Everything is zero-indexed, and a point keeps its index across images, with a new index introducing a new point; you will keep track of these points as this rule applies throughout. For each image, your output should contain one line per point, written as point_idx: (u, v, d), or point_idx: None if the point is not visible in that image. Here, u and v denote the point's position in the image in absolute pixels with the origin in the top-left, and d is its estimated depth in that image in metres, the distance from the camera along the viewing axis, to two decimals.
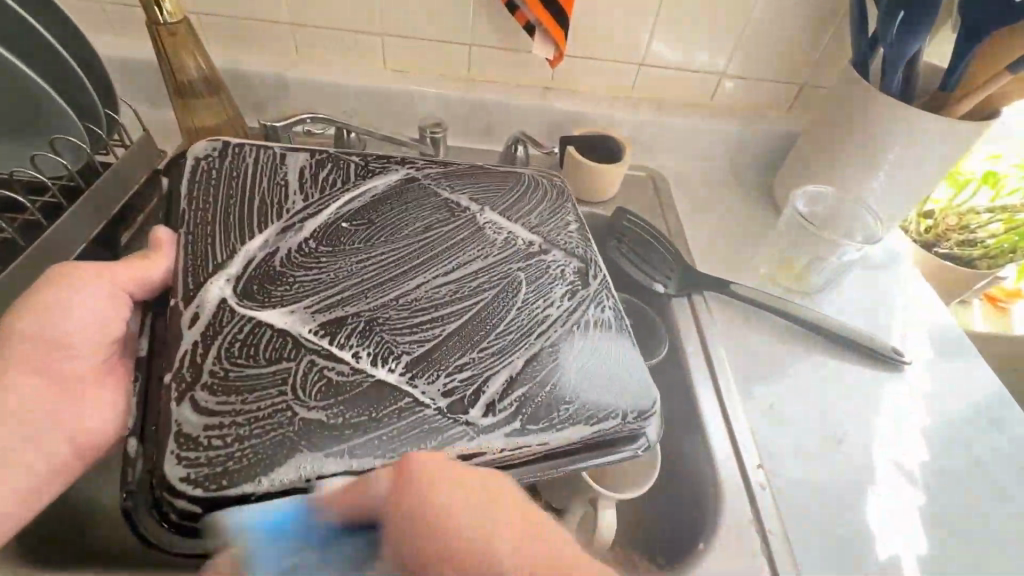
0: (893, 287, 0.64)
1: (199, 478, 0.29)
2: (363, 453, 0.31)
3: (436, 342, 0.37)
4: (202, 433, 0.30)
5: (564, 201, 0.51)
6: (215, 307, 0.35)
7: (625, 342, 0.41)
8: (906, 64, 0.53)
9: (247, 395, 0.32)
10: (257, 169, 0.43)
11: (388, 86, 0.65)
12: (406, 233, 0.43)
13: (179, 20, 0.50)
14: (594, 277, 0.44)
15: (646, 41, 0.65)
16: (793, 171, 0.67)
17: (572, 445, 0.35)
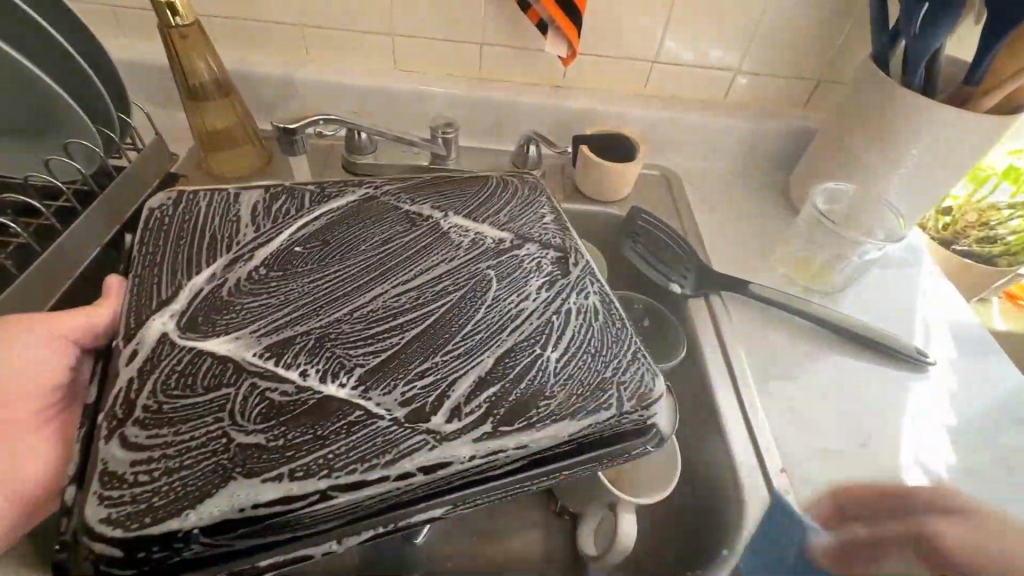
0: (915, 284, 0.62)
1: (121, 517, 0.27)
2: (305, 475, 0.29)
3: (394, 351, 0.34)
4: (128, 469, 0.28)
5: (536, 195, 0.48)
6: (155, 342, 0.33)
7: (614, 326, 0.38)
8: (930, 58, 0.52)
9: (178, 427, 0.30)
10: (211, 209, 0.41)
11: (398, 86, 0.65)
12: (364, 248, 0.41)
13: (190, 23, 0.50)
14: (575, 265, 0.42)
15: (659, 37, 0.64)
16: (809, 169, 0.66)
17: (557, 441, 0.32)
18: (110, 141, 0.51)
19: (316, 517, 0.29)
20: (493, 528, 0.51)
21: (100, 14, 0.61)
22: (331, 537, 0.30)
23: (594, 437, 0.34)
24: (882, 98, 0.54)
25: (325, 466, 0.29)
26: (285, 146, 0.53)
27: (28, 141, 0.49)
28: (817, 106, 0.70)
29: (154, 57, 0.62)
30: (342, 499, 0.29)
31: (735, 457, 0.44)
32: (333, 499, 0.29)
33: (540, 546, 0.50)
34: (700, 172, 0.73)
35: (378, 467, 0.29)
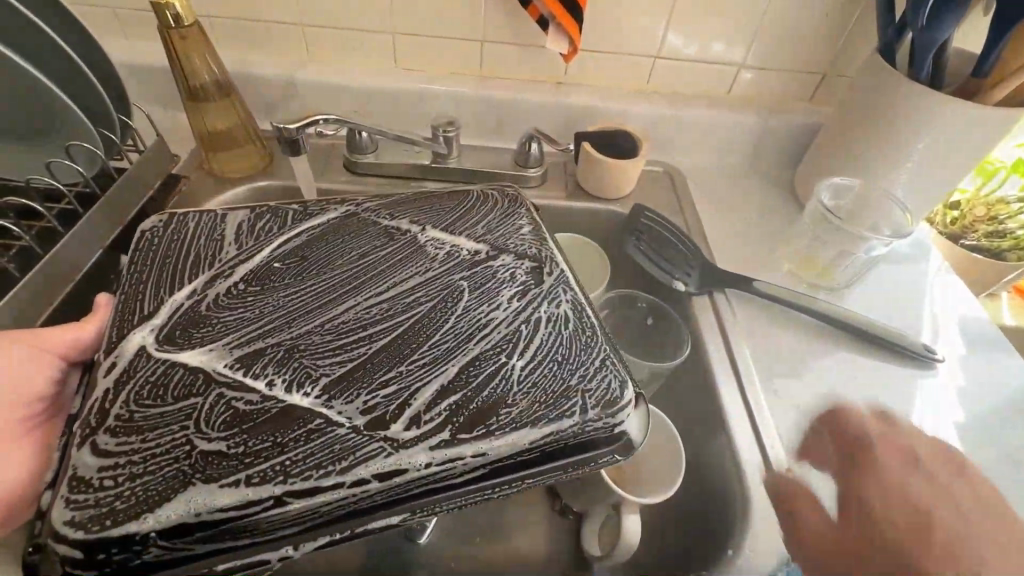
0: (923, 280, 0.62)
1: (84, 520, 0.27)
2: (261, 480, 0.29)
3: (360, 361, 0.34)
4: (95, 474, 0.28)
5: (518, 206, 0.47)
6: (133, 355, 0.33)
7: (585, 333, 0.37)
8: (937, 50, 0.51)
9: (144, 435, 0.30)
10: (199, 229, 0.41)
11: (400, 85, 0.65)
12: (340, 263, 0.40)
13: (190, 24, 0.50)
14: (550, 274, 0.41)
15: (661, 33, 0.63)
16: (814, 163, 0.65)
17: (517, 449, 0.32)
18: (111, 144, 0.51)
19: (271, 523, 0.29)
20: (494, 527, 0.51)
21: (99, 16, 0.61)
22: (288, 543, 0.30)
23: (557, 445, 0.33)
24: (889, 90, 0.53)
25: (281, 473, 0.29)
26: (286, 147, 0.52)
27: (30, 144, 0.49)
28: (823, 100, 0.69)
29: (154, 58, 0.62)
30: (296, 506, 0.29)
31: (740, 455, 0.44)
32: (288, 505, 0.29)
33: (542, 546, 0.50)
34: (704, 168, 0.72)
35: (333, 473, 0.29)
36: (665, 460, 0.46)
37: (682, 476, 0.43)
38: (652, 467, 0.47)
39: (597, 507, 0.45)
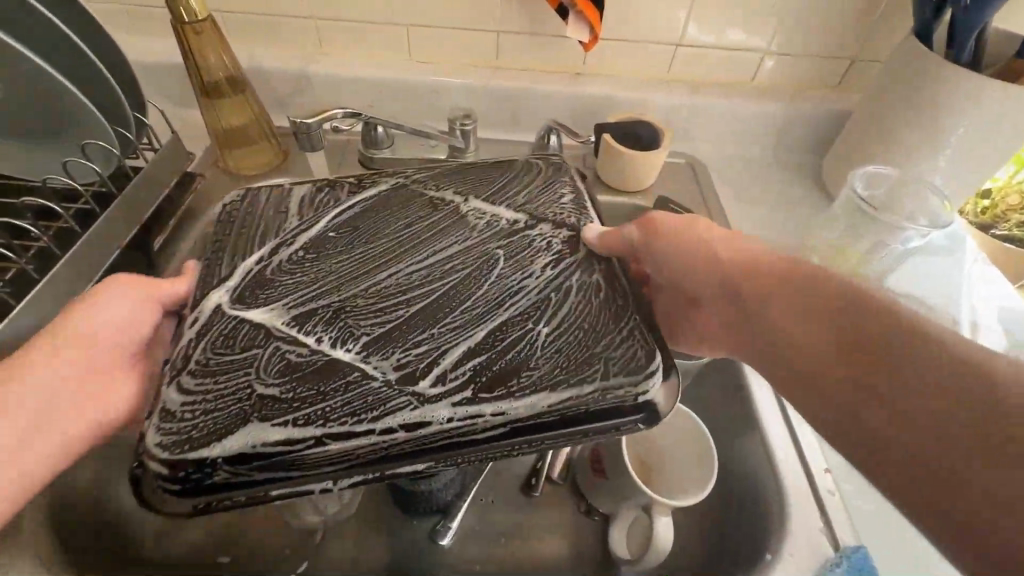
0: (959, 272, 0.59)
1: (169, 444, 0.29)
2: (306, 422, 0.30)
3: (397, 323, 0.35)
4: (179, 408, 0.31)
5: (560, 175, 0.47)
6: (211, 311, 0.36)
7: (616, 299, 0.36)
8: (979, 31, 0.49)
9: (216, 378, 0.32)
10: (267, 206, 0.44)
11: (415, 79, 0.64)
12: (386, 236, 0.42)
13: (204, 18, 0.49)
14: (586, 241, 0.40)
15: (683, 21, 0.61)
16: (843, 151, 0.63)
17: (536, 412, 0.31)
18: (127, 142, 0.50)
19: (317, 459, 0.30)
20: (517, 527, 0.50)
21: (110, 12, 0.60)
22: (329, 478, 0.30)
23: (580, 410, 0.31)
24: (926, 72, 0.51)
25: (321, 418, 0.30)
26: (303, 143, 0.51)
27: (46, 144, 0.49)
28: (852, 86, 0.67)
29: (168, 55, 0.62)
30: (335, 446, 0.30)
31: (775, 453, 0.42)
32: (327, 445, 0.30)
33: (566, 547, 0.48)
34: (727, 159, 0.71)
35: (366, 421, 0.30)
36: (695, 453, 0.45)
37: (716, 476, 0.42)
38: (679, 462, 0.46)
39: (625, 508, 0.44)
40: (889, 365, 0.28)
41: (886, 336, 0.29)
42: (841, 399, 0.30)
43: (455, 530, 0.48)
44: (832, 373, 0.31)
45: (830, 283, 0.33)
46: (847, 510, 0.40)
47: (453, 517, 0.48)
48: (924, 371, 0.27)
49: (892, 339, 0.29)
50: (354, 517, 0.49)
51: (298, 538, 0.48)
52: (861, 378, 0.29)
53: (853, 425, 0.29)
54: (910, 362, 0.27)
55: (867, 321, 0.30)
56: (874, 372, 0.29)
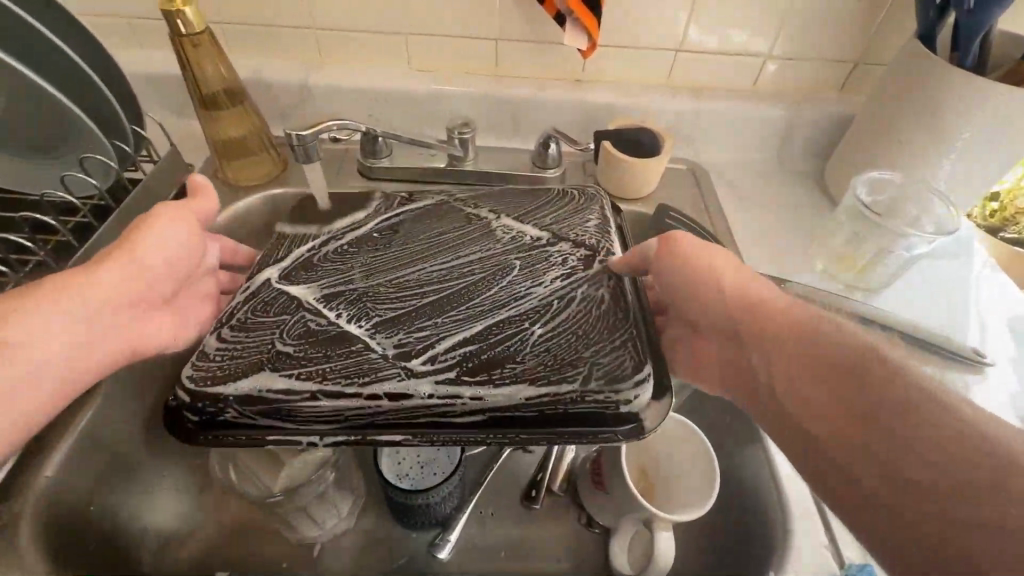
0: (966, 279, 0.58)
1: (197, 376, 0.33)
2: (307, 378, 0.33)
3: (410, 309, 0.38)
4: (214, 350, 0.35)
5: (591, 205, 0.47)
6: (261, 282, 0.40)
7: (612, 309, 0.37)
8: (983, 34, 0.48)
9: (248, 332, 0.36)
10: (328, 211, 0.47)
11: (415, 87, 0.64)
12: (420, 239, 0.44)
13: (201, 31, 0.49)
14: (602, 261, 0.41)
15: (682, 26, 0.60)
16: (847, 155, 0.62)
17: (514, 402, 0.32)
18: (125, 156, 0.51)
19: (309, 414, 0.32)
20: (517, 539, 0.49)
21: (108, 26, 0.60)
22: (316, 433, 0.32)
23: (554, 409, 0.33)
24: (929, 77, 0.50)
25: (319, 377, 0.33)
26: (298, 156, 0.46)
27: (44, 160, 0.49)
28: (855, 90, 0.66)
29: (168, 67, 0.62)
30: (328, 403, 0.32)
31: (777, 466, 0.42)
32: (319, 402, 0.32)
33: (568, 561, 0.48)
34: (730, 164, 0.70)
35: (357, 385, 0.33)
36: (694, 463, 0.44)
37: (718, 489, 0.41)
38: (677, 473, 0.46)
39: (625, 522, 0.43)
40: (890, 423, 0.27)
41: (887, 390, 0.28)
42: (840, 455, 0.29)
43: (453, 544, 0.48)
44: (833, 429, 0.30)
45: (829, 336, 0.32)
46: None
47: (452, 529, 0.47)
48: (921, 432, 0.26)
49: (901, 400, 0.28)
50: (352, 529, 0.49)
51: (297, 551, 0.48)
52: (858, 434, 0.29)
53: (848, 483, 0.29)
54: (909, 424, 0.27)
55: (871, 375, 0.29)
56: (874, 430, 0.28)
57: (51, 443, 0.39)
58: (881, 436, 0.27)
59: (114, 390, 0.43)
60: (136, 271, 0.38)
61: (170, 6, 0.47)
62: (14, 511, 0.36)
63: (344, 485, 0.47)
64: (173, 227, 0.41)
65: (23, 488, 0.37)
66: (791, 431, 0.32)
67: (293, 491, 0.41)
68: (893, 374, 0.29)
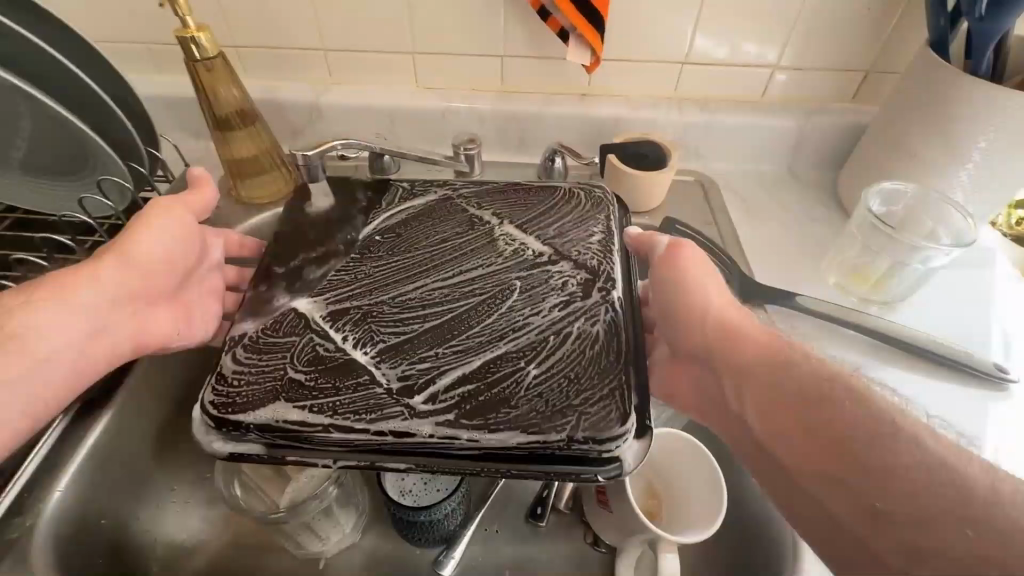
0: (986, 292, 0.56)
1: (219, 401, 0.34)
2: (319, 411, 0.33)
3: (411, 337, 0.38)
4: (232, 374, 0.35)
5: (598, 212, 0.47)
6: (269, 297, 0.40)
7: (608, 355, 0.36)
8: (997, 41, 0.47)
9: (264, 356, 0.36)
10: (333, 209, 0.48)
11: (422, 105, 0.65)
12: (423, 244, 0.45)
13: (215, 56, 0.51)
14: (600, 290, 0.40)
15: (689, 36, 0.60)
16: (860, 167, 0.61)
17: (508, 446, 0.32)
18: (141, 177, 0.53)
19: (325, 442, 0.32)
20: (523, 558, 0.49)
21: (126, 52, 0.63)
22: (328, 456, 0.32)
23: (544, 455, 0.32)
24: (945, 83, 0.49)
25: (331, 411, 0.33)
26: (303, 175, 0.47)
27: (64, 183, 0.51)
28: (868, 99, 0.65)
29: (184, 90, 0.64)
30: (338, 437, 0.32)
31: None
32: (331, 435, 0.32)
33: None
34: (739, 175, 0.69)
35: (363, 421, 0.33)
36: (702, 484, 0.43)
37: (727, 506, 0.40)
38: (686, 491, 0.45)
39: (630, 543, 0.43)
40: (864, 453, 0.28)
41: (857, 421, 0.29)
42: (818, 488, 0.30)
43: (457, 562, 0.47)
44: (810, 455, 0.30)
45: (801, 359, 0.33)
46: None
47: (457, 546, 0.47)
48: (892, 461, 0.27)
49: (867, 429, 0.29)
50: (358, 544, 0.49)
51: (302, 567, 0.48)
52: (834, 464, 0.29)
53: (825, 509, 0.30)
54: (879, 449, 0.28)
55: (840, 401, 0.30)
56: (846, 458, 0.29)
57: (64, 456, 0.40)
58: (855, 466, 0.28)
59: (126, 404, 0.44)
60: (135, 266, 0.40)
61: (185, 33, 0.49)
62: (29, 524, 0.37)
63: (347, 500, 0.47)
64: (161, 219, 0.42)
65: (37, 501, 0.38)
66: (766, 459, 0.33)
67: (295, 508, 0.42)
68: (859, 402, 0.30)
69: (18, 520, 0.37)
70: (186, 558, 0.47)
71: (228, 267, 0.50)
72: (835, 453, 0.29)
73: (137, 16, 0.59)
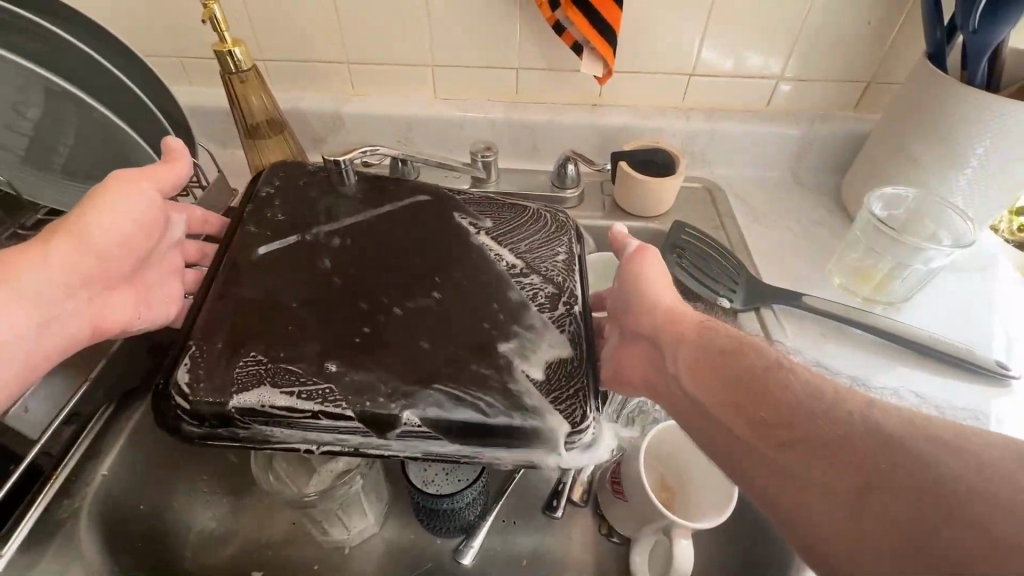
0: (986, 295, 0.58)
1: (195, 383, 0.34)
2: (308, 397, 0.34)
3: (396, 328, 0.38)
4: (206, 356, 0.36)
5: (563, 233, 0.49)
6: (237, 279, 0.40)
7: (573, 364, 0.38)
8: (991, 53, 0.49)
9: (235, 344, 0.36)
10: (317, 194, 0.47)
11: (441, 115, 0.68)
12: (405, 237, 0.45)
13: (250, 68, 0.54)
14: (565, 304, 0.42)
15: (696, 49, 0.63)
16: (861, 173, 0.64)
17: (490, 433, 0.35)
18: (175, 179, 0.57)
19: (313, 428, 0.34)
20: (540, 549, 0.50)
21: (159, 65, 0.66)
22: (311, 441, 0.35)
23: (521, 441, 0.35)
24: (942, 93, 0.51)
25: (321, 398, 0.34)
26: (336, 181, 0.48)
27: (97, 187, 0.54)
28: (869, 108, 0.67)
29: (213, 101, 0.68)
30: (327, 423, 0.34)
31: None
32: (320, 420, 0.34)
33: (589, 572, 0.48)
34: (745, 181, 0.72)
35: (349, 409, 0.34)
36: (711, 472, 0.45)
37: (736, 493, 0.42)
38: (699, 482, 0.46)
39: (644, 531, 0.45)
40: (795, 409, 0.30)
41: (784, 387, 0.31)
42: (786, 464, 0.29)
43: (477, 551, 0.49)
44: (761, 428, 0.31)
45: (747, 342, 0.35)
46: None
47: (476, 536, 0.49)
48: (823, 421, 0.29)
49: (820, 408, 0.29)
50: (382, 532, 0.51)
51: (327, 554, 0.49)
52: (779, 435, 0.30)
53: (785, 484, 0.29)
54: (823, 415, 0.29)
55: (773, 377, 0.32)
56: (790, 430, 0.29)
57: (104, 448, 0.44)
58: (795, 431, 0.29)
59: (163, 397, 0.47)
60: (90, 247, 0.39)
61: (221, 47, 0.52)
62: (76, 505, 0.41)
63: (373, 491, 0.48)
64: (120, 202, 0.40)
65: (83, 485, 0.41)
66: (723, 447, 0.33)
67: (326, 492, 0.44)
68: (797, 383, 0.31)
69: (66, 501, 0.40)
70: (214, 550, 0.48)
71: (188, 243, 0.49)
72: (795, 421, 0.29)
73: (161, 28, 0.63)
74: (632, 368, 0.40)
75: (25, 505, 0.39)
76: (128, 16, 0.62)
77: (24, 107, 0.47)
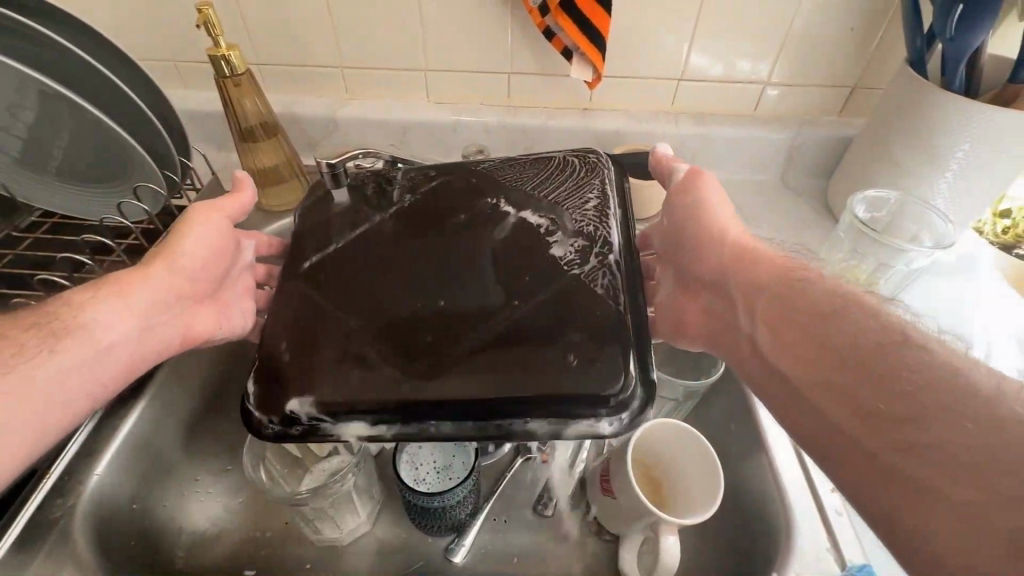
0: (967, 295, 0.59)
1: (262, 396, 0.36)
2: (351, 393, 0.35)
3: (442, 310, 0.39)
4: (268, 367, 0.37)
5: (593, 176, 0.48)
6: (291, 287, 0.42)
7: (611, 320, 0.38)
8: (968, 62, 0.51)
9: (289, 351, 0.38)
10: (353, 187, 0.48)
11: (434, 119, 0.68)
12: (447, 214, 0.46)
13: (243, 71, 0.54)
14: (597, 256, 0.41)
15: (685, 54, 0.64)
16: (846, 177, 0.65)
17: (546, 404, 0.35)
18: (174, 185, 0.56)
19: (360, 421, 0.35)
20: (530, 548, 0.51)
21: (154, 68, 0.67)
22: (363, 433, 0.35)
23: (577, 410, 0.35)
24: (921, 98, 0.53)
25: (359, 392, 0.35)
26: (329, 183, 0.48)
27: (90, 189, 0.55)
28: (855, 112, 0.69)
29: (210, 104, 0.68)
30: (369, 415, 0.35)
31: (784, 492, 0.44)
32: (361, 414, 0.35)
33: (579, 569, 0.49)
34: (733, 185, 0.73)
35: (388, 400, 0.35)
36: (698, 470, 0.46)
37: (724, 491, 0.42)
38: (687, 480, 0.47)
39: (631, 530, 0.45)
40: (882, 389, 0.31)
41: (864, 368, 0.32)
42: (871, 453, 0.30)
43: (468, 550, 0.50)
44: (842, 401, 0.32)
45: (814, 273, 0.40)
46: (843, 525, 0.42)
47: (466, 535, 0.50)
48: (924, 409, 0.29)
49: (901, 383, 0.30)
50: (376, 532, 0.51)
51: (321, 554, 0.50)
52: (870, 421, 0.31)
53: (871, 469, 0.30)
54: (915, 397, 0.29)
55: (838, 337, 0.35)
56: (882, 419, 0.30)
57: (98, 447, 0.43)
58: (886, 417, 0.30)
59: (157, 397, 0.47)
60: (181, 268, 0.43)
61: (216, 51, 0.52)
62: (69, 505, 0.40)
63: (365, 491, 0.49)
64: (201, 227, 0.45)
65: (76, 484, 0.41)
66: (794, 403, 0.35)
67: (318, 491, 0.44)
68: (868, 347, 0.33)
69: (58, 501, 0.40)
70: (208, 549, 0.49)
71: (258, 265, 0.52)
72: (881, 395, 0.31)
73: (160, 32, 0.63)
74: (703, 320, 0.45)
75: (20, 503, 0.39)
76: (124, 20, 0.62)
77: (19, 111, 0.47)
